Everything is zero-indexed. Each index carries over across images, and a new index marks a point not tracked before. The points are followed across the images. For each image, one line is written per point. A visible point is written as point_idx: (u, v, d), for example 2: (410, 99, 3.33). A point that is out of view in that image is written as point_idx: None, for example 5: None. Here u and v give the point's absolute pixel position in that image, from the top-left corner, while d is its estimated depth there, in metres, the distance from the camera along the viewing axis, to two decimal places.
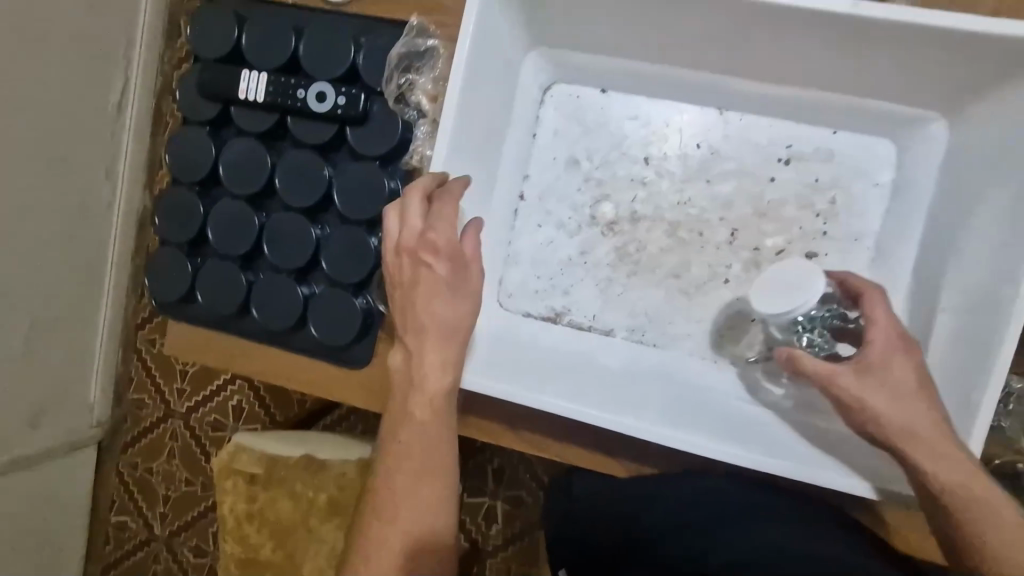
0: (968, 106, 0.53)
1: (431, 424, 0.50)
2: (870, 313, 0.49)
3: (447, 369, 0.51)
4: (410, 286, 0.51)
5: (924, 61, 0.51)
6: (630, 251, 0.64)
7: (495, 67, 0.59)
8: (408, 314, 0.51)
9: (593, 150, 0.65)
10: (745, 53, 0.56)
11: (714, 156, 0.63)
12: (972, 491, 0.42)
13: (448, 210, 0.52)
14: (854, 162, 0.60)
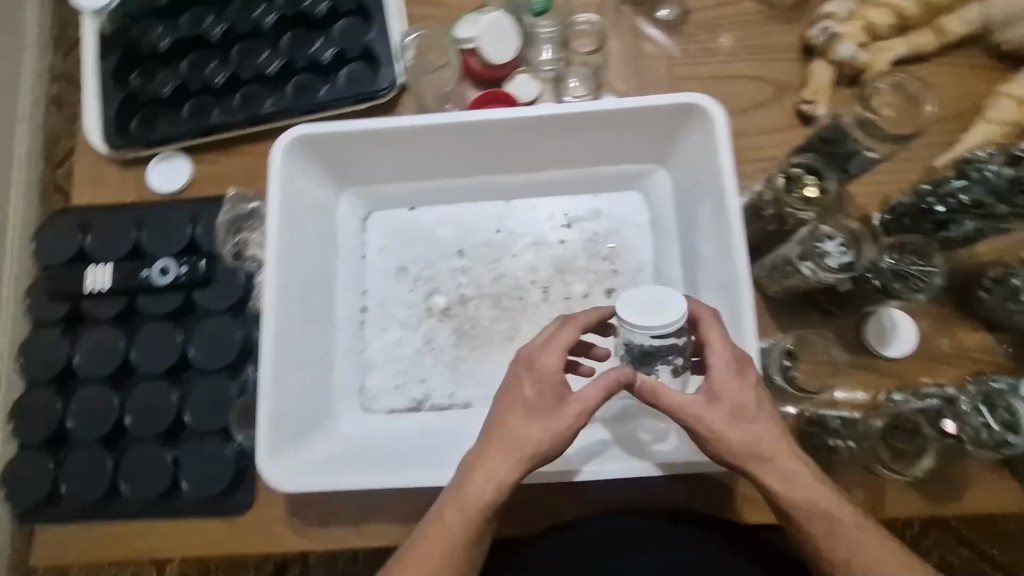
0: (670, 154, 0.71)
1: (464, 528, 0.53)
2: (706, 337, 0.54)
3: (496, 485, 0.53)
4: (508, 409, 0.54)
5: (624, 130, 0.69)
6: (467, 330, 0.74)
7: (308, 213, 0.71)
8: (503, 421, 0.54)
9: (415, 256, 0.76)
10: (503, 156, 0.72)
11: (512, 236, 0.76)
12: (818, 513, 0.53)
13: (569, 335, 0.55)
14: (617, 212, 0.75)
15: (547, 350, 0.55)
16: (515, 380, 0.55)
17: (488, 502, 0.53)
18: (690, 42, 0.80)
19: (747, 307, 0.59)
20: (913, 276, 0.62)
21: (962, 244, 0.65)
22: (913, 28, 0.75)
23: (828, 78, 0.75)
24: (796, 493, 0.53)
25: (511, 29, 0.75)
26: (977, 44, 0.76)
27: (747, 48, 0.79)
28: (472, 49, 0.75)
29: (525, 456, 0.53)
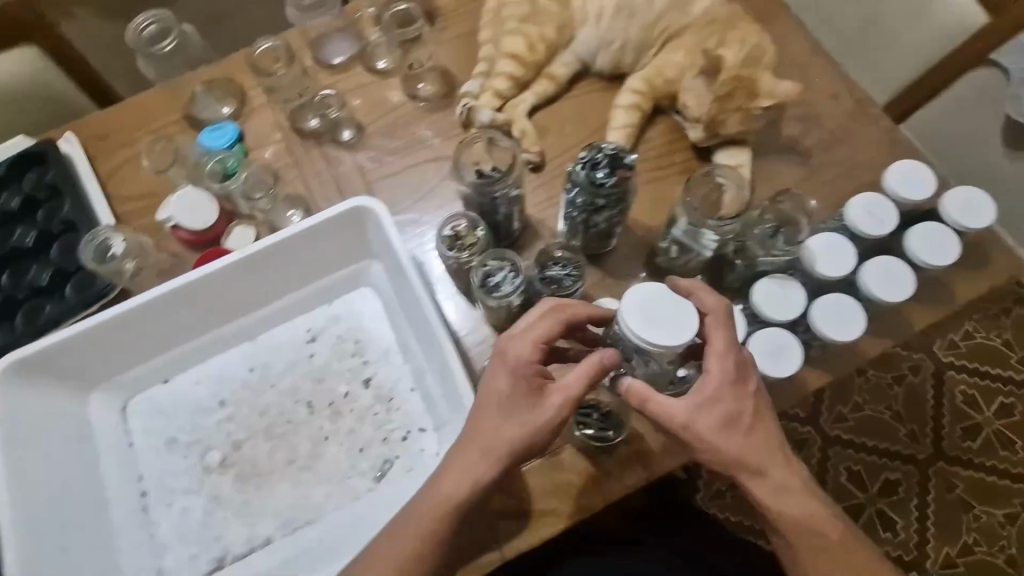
0: (366, 247, 0.81)
1: (451, 512, 0.60)
2: (709, 335, 0.61)
3: (469, 485, 0.60)
4: (481, 409, 0.60)
5: (313, 245, 0.78)
6: (248, 471, 0.76)
7: (49, 431, 0.73)
8: (475, 422, 0.61)
9: (179, 425, 0.79)
10: (225, 306, 0.79)
11: (265, 368, 0.81)
12: (811, 526, 0.60)
13: (549, 327, 0.61)
14: (352, 310, 0.83)
15: (525, 346, 0.61)
16: (481, 396, 0.61)
17: (457, 502, 0.60)
18: (371, 151, 0.92)
19: (450, 354, 0.71)
20: (558, 279, 0.74)
21: (616, 221, 0.75)
22: (531, 80, 0.91)
23: None
24: (783, 508, 0.60)
25: (204, 197, 0.85)
26: (588, 74, 0.94)
27: (418, 138, 0.92)
28: (174, 224, 0.84)
29: (501, 453, 0.59)
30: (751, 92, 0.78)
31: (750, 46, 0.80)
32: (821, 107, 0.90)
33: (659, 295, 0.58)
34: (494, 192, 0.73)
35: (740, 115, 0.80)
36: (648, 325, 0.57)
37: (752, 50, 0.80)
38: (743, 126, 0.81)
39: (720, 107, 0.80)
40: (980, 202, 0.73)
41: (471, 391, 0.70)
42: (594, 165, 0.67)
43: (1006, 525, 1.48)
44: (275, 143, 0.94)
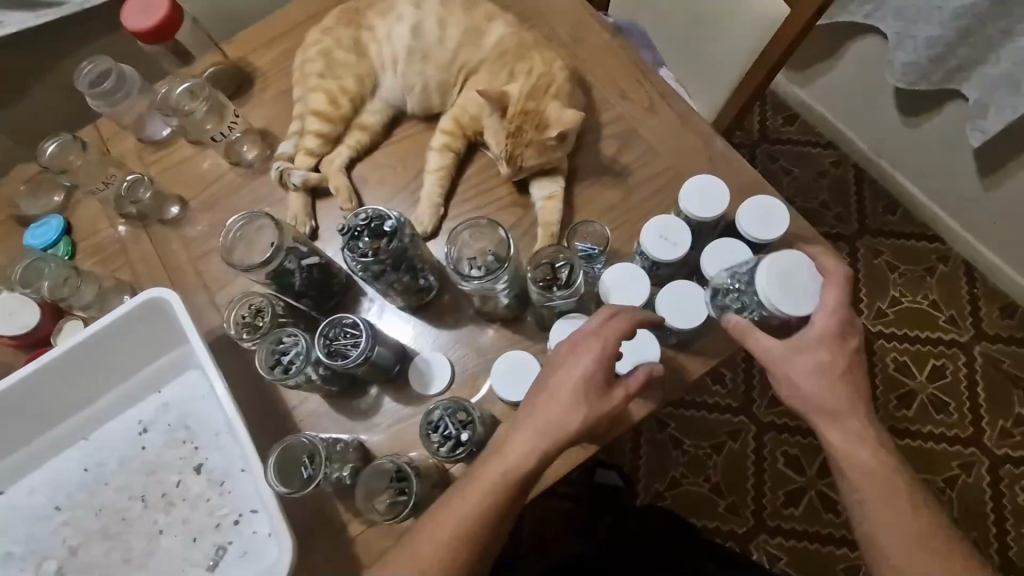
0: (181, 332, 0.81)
1: (503, 492, 0.61)
2: (826, 266, 0.65)
3: (537, 453, 0.61)
4: (541, 401, 0.63)
5: (123, 338, 0.79)
6: (84, 575, 0.77)
7: None
8: (555, 373, 0.64)
9: (18, 536, 0.79)
10: (49, 409, 0.80)
11: (99, 467, 0.81)
12: (879, 469, 0.63)
13: (622, 323, 0.64)
14: (180, 395, 0.82)
15: (580, 363, 0.63)
16: (551, 377, 0.64)
17: (484, 510, 0.61)
18: (197, 227, 0.91)
19: (244, 436, 0.72)
20: (344, 349, 0.70)
21: (408, 278, 0.75)
22: (343, 134, 0.92)
23: (301, 202, 0.87)
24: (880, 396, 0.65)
25: (24, 300, 0.84)
26: (406, 117, 0.94)
27: (243, 207, 0.91)
28: None
29: (586, 398, 0.62)
30: (539, 124, 0.81)
31: (537, 75, 0.85)
32: (638, 119, 0.88)
33: (783, 258, 0.62)
34: (281, 267, 0.73)
35: (534, 149, 0.79)
36: (772, 297, 0.61)
37: (536, 80, 0.84)
38: (542, 157, 0.80)
39: (514, 142, 0.81)
40: (774, 212, 0.72)
41: (270, 466, 0.68)
42: (356, 237, 0.70)
43: (948, 490, 1.36)
44: (100, 231, 0.92)
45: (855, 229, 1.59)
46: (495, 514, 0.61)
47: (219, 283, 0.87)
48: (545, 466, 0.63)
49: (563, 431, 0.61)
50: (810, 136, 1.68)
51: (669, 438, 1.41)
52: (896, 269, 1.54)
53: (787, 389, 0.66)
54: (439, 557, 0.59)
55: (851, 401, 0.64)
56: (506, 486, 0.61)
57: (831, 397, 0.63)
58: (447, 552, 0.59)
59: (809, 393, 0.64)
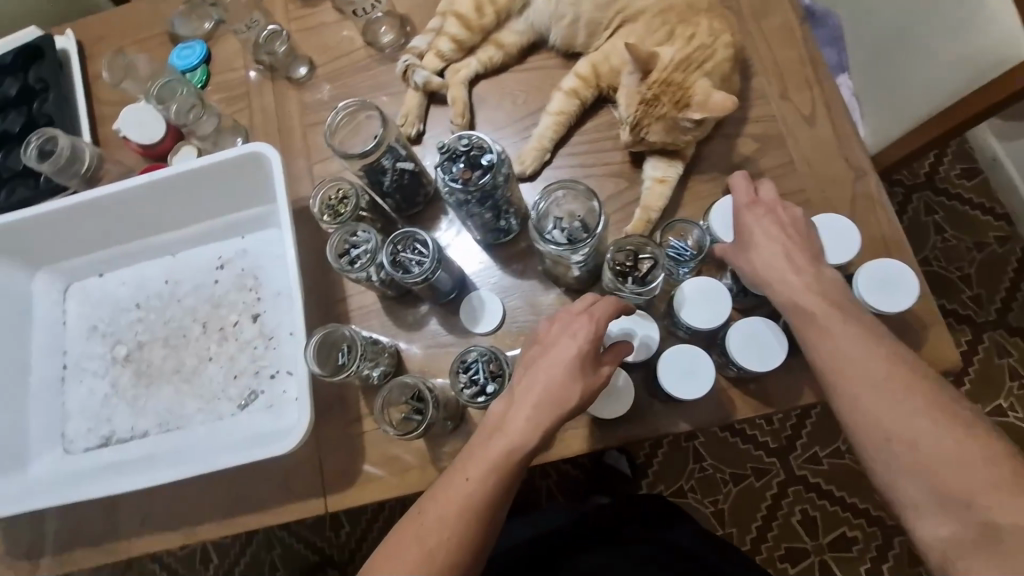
0: (273, 190, 0.85)
1: (506, 471, 0.56)
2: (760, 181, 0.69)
3: (536, 429, 0.57)
4: (530, 371, 0.60)
5: (224, 179, 0.84)
6: (143, 370, 0.87)
7: None
8: (547, 351, 0.60)
9: (103, 316, 0.90)
10: (151, 219, 0.89)
11: (178, 284, 0.89)
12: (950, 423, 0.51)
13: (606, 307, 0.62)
14: (259, 247, 0.88)
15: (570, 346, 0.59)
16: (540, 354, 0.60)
17: (488, 488, 0.55)
18: (317, 94, 0.93)
19: (299, 308, 0.76)
20: (408, 264, 0.70)
21: (488, 215, 0.73)
22: (477, 46, 0.88)
23: (417, 102, 0.86)
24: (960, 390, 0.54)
25: (154, 112, 0.91)
26: (545, 46, 0.89)
27: (363, 89, 0.92)
28: (125, 136, 0.92)
29: (579, 374, 0.58)
30: (679, 101, 0.73)
31: (695, 45, 0.76)
32: (788, 126, 0.79)
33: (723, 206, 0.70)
34: (376, 163, 0.73)
35: (663, 124, 0.73)
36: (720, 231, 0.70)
37: (693, 49, 0.76)
38: (667, 137, 0.74)
39: (645, 111, 0.73)
40: (902, 282, 0.64)
41: (315, 339, 0.72)
42: (453, 159, 0.68)
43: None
44: (232, 69, 0.96)
45: (991, 318, 1.31)
46: (499, 489, 0.56)
47: (320, 155, 0.89)
48: (546, 439, 0.58)
49: (564, 401, 0.58)
50: (981, 199, 1.38)
51: (692, 450, 1.32)
52: (1019, 378, 1.27)
53: (825, 365, 0.56)
54: (444, 532, 0.54)
55: (895, 370, 0.53)
56: (504, 465, 0.56)
57: (880, 379, 0.53)
58: (452, 526, 0.54)
59: (845, 356, 0.55)
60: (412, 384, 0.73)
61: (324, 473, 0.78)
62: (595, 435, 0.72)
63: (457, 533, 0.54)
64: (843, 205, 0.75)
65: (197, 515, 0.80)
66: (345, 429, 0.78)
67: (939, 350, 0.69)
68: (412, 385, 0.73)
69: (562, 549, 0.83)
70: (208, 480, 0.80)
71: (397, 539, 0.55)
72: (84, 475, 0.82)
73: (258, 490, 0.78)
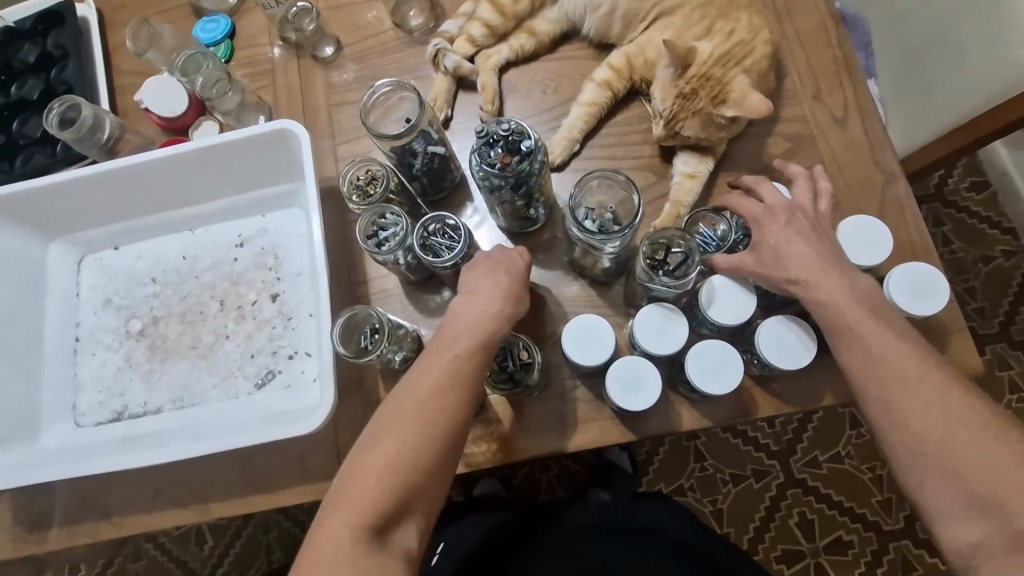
0: (298, 170, 0.85)
1: (461, 377, 0.56)
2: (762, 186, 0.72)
3: (478, 346, 0.58)
4: (467, 297, 0.62)
5: (248, 155, 0.83)
6: (157, 345, 0.86)
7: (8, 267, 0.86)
8: (480, 275, 0.63)
9: (118, 290, 0.89)
10: (170, 193, 0.87)
11: (196, 260, 0.88)
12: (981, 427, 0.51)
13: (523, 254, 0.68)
14: (280, 227, 0.87)
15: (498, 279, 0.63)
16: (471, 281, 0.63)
17: (449, 405, 0.55)
18: (344, 74, 0.92)
19: (324, 288, 0.75)
20: (437, 248, 0.70)
21: (520, 202, 0.72)
22: (509, 33, 0.88)
23: (446, 88, 0.85)
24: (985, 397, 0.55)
25: (177, 85, 0.90)
26: (577, 37, 0.89)
27: (390, 71, 0.91)
28: (146, 107, 0.90)
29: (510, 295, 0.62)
30: (716, 95, 0.74)
31: (735, 41, 0.76)
32: (819, 127, 0.79)
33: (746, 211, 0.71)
34: (408, 145, 0.72)
35: (699, 119, 0.74)
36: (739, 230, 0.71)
37: (732, 46, 0.76)
38: (703, 133, 0.75)
39: (682, 104, 0.74)
40: (933, 287, 0.65)
41: (340, 320, 0.71)
42: (490, 144, 0.68)
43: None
44: (256, 45, 0.95)
45: (994, 331, 1.32)
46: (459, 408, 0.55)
47: (345, 135, 0.88)
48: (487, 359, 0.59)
49: (495, 318, 0.60)
50: (992, 213, 1.38)
51: (693, 449, 1.32)
52: (1018, 392, 1.28)
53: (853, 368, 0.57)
54: (402, 443, 0.52)
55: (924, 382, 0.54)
56: (455, 379, 0.56)
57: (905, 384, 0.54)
58: (413, 435, 0.53)
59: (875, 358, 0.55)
60: None
61: (340, 455, 0.77)
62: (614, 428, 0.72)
63: (418, 449, 0.52)
64: (871, 209, 0.76)
65: (209, 493, 0.79)
66: (363, 412, 0.78)
67: (962, 355, 0.69)
68: None
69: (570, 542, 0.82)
70: (221, 458, 0.80)
71: (362, 462, 0.52)
72: (94, 449, 0.81)
73: (273, 470, 0.78)
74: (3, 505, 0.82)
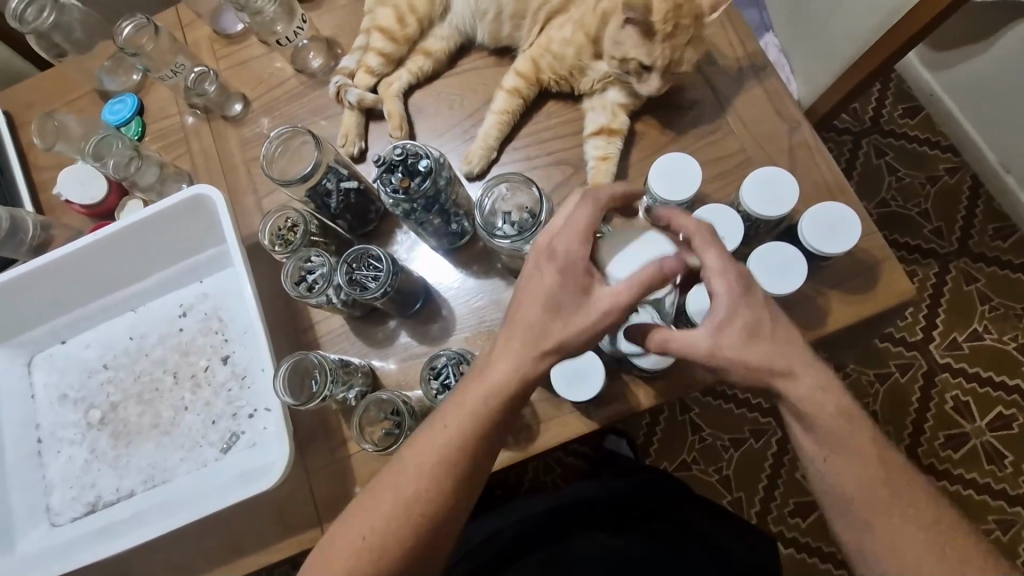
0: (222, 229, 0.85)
1: (484, 408, 0.55)
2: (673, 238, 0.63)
3: (459, 425, 0.55)
4: (527, 285, 0.57)
5: (172, 226, 0.84)
6: (119, 430, 0.86)
7: None
8: (540, 249, 0.58)
9: (71, 383, 0.89)
10: (107, 279, 0.88)
11: (143, 338, 0.89)
12: None
13: (583, 213, 0.58)
14: (219, 289, 0.88)
15: (552, 271, 0.56)
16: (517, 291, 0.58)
17: (420, 506, 0.55)
18: (256, 128, 0.93)
19: (265, 342, 0.76)
20: (364, 280, 0.70)
21: (439, 220, 0.73)
22: (406, 57, 0.89)
23: (354, 121, 0.86)
24: None
25: (93, 170, 0.90)
26: (474, 49, 0.91)
27: (300, 116, 0.92)
28: (67, 199, 0.91)
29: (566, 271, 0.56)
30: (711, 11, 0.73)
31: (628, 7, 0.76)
32: (720, 91, 0.81)
33: (663, 165, 0.71)
34: (318, 186, 0.74)
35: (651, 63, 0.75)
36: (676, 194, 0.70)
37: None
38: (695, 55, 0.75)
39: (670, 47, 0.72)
40: (846, 221, 0.66)
41: (283, 368, 0.72)
42: (391, 170, 0.69)
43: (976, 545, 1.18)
44: (166, 116, 0.96)
45: (954, 248, 1.34)
46: (420, 497, 0.55)
47: (267, 188, 0.89)
48: (524, 382, 0.56)
49: (534, 353, 0.55)
50: (928, 134, 1.40)
51: (687, 423, 1.33)
52: (989, 301, 1.30)
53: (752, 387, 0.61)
54: (424, 476, 0.55)
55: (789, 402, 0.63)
56: (470, 418, 0.56)
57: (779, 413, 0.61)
58: (429, 475, 0.55)
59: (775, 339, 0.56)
60: (386, 399, 0.75)
61: (318, 503, 0.78)
62: (575, 421, 0.73)
63: (367, 551, 0.54)
64: (782, 157, 0.78)
65: (196, 565, 0.79)
66: (331, 453, 0.78)
67: (895, 280, 0.71)
68: (388, 403, 0.75)
69: (561, 525, 0.78)
70: (201, 528, 0.79)
71: (374, 492, 0.56)
72: (71, 546, 0.80)
73: (256, 529, 0.78)
74: None
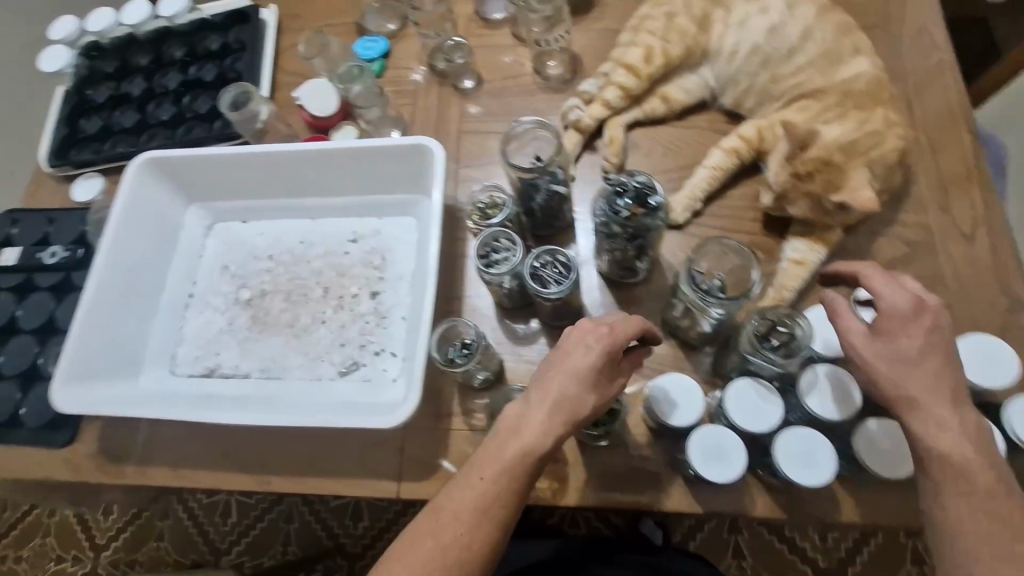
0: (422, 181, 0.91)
1: (517, 474, 0.57)
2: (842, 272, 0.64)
3: (504, 477, 0.57)
4: (563, 361, 0.60)
5: (382, 161, 0.90)
6: (259, 316, 0.92)
7: (151, 219, 0.95)
8: (580, 334, 0.61)
9: (236, 259, 0.97)
10: (305, 184, 0.96)
11: (310, 246, 0.95)
12: None
13: (633, 322, 0.62)
14: (392, 232, 0.94)
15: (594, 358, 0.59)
16: (556, 365, 0.60)
17: (470, 543, 0.56)
18: (477, 106, 0.99)
19: (427, 293, 0.79)
20: (546, 279, 0.72)
21: (631, 252, 0.75)
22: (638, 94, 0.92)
23: (573, 139, 0.90)
24: None
25: (330, 89, 0.99)
26: (702, 110, 0.93)
27: (521, 110, 0.97)
28: (301, 105, 1.00)
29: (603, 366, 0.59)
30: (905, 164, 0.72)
31: (866, 129, 0.75)
32: (943, 240, 0.78)
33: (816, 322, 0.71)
34: (535, 180, 0.77)
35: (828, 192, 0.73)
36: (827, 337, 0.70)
37: (860, 135, 0.74)
38: (810, 214, 0.76)
39: (793, 185, 0.74)
40: None
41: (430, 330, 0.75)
42: (620, 192, 0.71)
43: None
44: (402, 66, 1.04)
45: None
46: (466, 534, 0.56)
47: (469, 160, 0.94)
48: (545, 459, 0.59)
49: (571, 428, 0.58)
50: None
51: (733, 543, 1.24)
52: None
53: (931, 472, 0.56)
54: (466, 518, 0.57)
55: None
56: (511, 474, 0.57)
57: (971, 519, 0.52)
58: (472, 519, 0.56)
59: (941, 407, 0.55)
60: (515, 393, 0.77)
61: (403, 459, 0.79)
62: (681, 497, 0.71)
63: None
64: (990, 330, 0.73)
65: (273, 465, 0.82)
66: (432, 420, 0.80)
67: None
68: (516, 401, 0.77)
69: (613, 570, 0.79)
70: (293, 434, 0.83)
71: (422, 522, 0.58)
72: (179, 399, 0.87)
73: (338, 457, 0.81)
74: (89, 432, 0.88)
